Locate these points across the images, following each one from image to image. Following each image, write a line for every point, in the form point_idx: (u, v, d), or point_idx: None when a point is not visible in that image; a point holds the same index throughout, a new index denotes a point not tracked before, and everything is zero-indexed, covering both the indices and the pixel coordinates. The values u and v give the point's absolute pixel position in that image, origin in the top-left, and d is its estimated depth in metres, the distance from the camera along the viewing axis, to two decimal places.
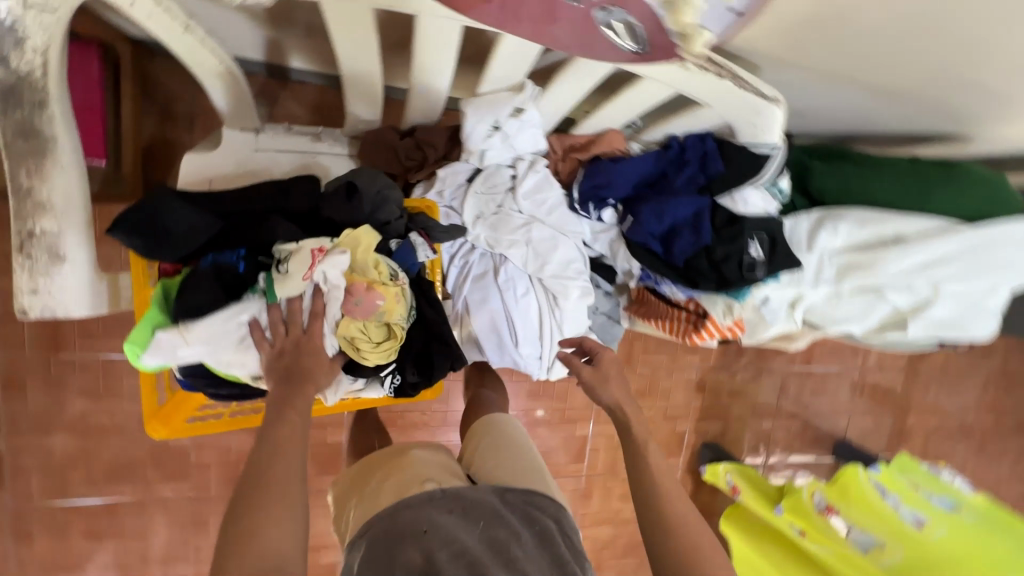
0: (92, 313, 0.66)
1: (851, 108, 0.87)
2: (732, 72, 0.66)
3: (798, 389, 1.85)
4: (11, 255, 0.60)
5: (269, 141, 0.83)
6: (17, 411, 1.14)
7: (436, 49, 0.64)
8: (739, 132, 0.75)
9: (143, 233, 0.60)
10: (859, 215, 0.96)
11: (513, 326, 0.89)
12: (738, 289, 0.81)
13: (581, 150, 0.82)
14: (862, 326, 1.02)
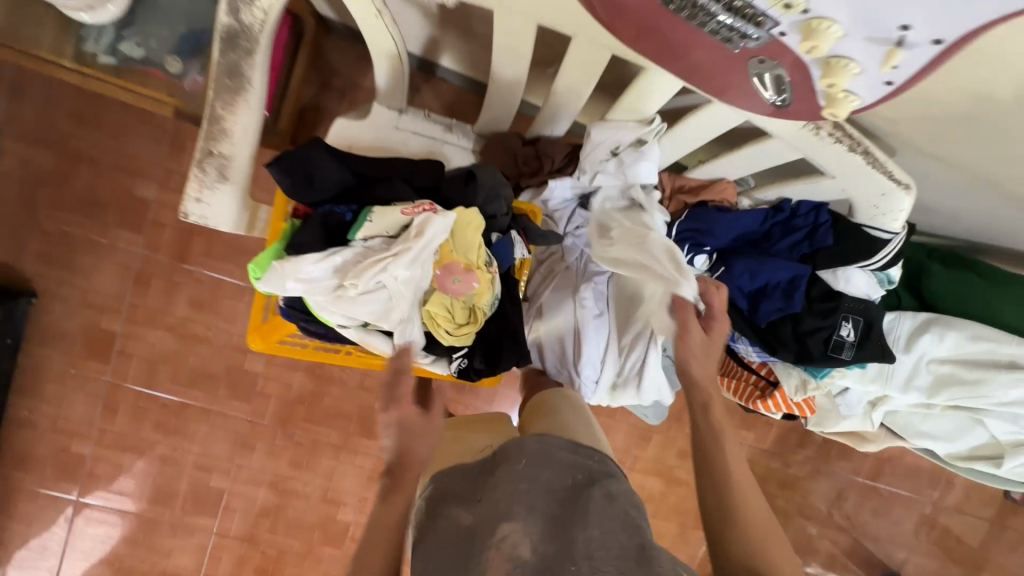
0: (232, 230, 0.77)
1: (990, 216, 0.82)
2: (867, 148, 0.65)
3: (857, 503, 1.69)
4: (190, 166, 0.72)
5: (408, 122, 0.92)
6: (137, 303, 1.32)
7: (580, 72, 0.69)
8: (859, 211, 0.73)
9: (291, 174, 0.69)
10: (975, 329, 0.90)
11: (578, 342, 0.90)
12: (819, 366, 0.80)
13: (690, 193, 0.83)
14: (947, 447, 0.95)
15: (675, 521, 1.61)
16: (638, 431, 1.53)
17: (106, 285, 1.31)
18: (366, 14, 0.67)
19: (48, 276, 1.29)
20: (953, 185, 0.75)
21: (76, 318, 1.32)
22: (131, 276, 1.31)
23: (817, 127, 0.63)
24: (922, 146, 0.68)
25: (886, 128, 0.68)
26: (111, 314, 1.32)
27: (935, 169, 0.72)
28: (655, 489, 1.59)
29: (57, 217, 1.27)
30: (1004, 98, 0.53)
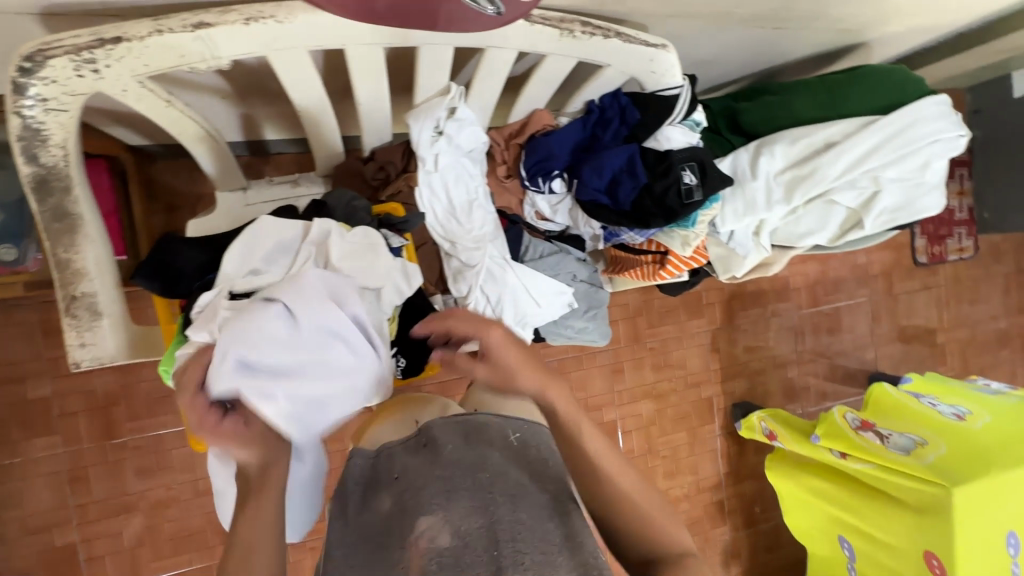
0: (130, 357, 0.77)
1: (748, 42, 0.98)
2: (617, 31, 0.77)
3: (814, 332, 1.86)
4: (60, 319, 0.72)
5: (256, 194, 0.96)
6: (83, 502, 1.24)
7: (370, 76, 0.76)
8: (644, 81, 0.86)
9: (157, 274, 0.71)
10: (790, 134, 1.05)
11: (497, 293, 0.98)
12: (687, 218, 0.90)
13: (519, 135, 0.95)
14: (824, 234, 1.08)
15: (683, 429, 1.70)
16: (609, 367, 1.62)
17: (42, 500, 1.22)
18: (156, 110, 0.71)
19: None
20: (703, 32, 0.90)
21: (26, 550, 1.21)
22: (64, 478, 1.23)
23: (569, 30, 0.75)
24: (659, 12, 0.81)
25: (626, 11, 0.80)
26: (61, 528, 1.23)
27: (682, 24, 0.86)
28: (651, 411, 1.67)
29: None
30: None
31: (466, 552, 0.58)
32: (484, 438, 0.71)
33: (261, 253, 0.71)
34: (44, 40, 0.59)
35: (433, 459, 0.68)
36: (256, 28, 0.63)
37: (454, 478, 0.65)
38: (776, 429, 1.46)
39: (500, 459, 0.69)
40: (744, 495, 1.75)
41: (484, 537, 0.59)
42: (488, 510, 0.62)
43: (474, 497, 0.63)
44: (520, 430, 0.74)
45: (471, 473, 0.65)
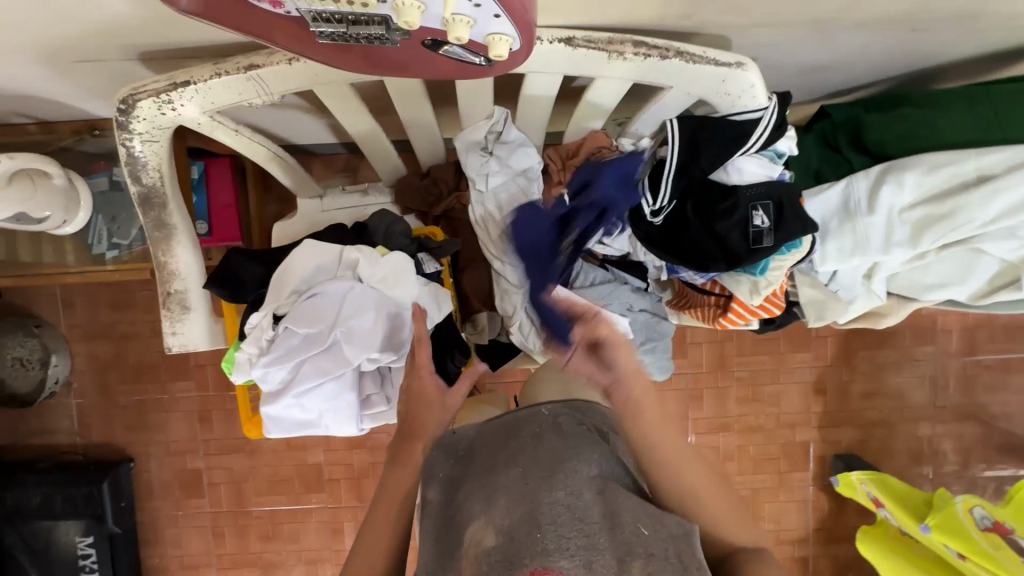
0: (211, 345, 0.91)
1: (873, 47, 0.78)
2: (679, 49, 0.67)
3: (965, 385, 1.51)
4: (160, 310, 0.88)
5: (331, 202, 1.04)
6: (207, 437, 1.52)
7: (412, 103, 0.77)
8: (717, 103, 0.73)
9: (224, 283, 0.82)
10: (928, 159, 0.83)
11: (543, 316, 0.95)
12: (755, 265, 0.78)
13: (575, 155, 0.89)
14: (962, 290, 0.87)
15: (767, 471, 1.52)
16: (685, 392, 1.49)
17: (180, 431, 1.52)
18: (231, 136, 0.79)
19: (138, 441, 1.53)
20: (803, 39, 0.74)
21: (169, 467, 1.53)
22: (195, 416, 1.51)
23: (619, 52, 0.67)
24: (737, 23, 0.68)
25: (694, 24, 0.68)
26: (192, 455, 1.53)
27: (774, 32, 0.71)
28: (731, 445, 1.52)
29: (128, 391, 1.51)
30: None
31: (514, 541, 0.59)
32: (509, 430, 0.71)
33: (302, 276, 0.78)
34: (138, 84, 0.70)
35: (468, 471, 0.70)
36: (298, 66, 0.67)
37: (491, 476, 0.67)
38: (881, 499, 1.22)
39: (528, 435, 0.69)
40: (836, 558, 1.53)
41: (525, 524, 0.59)
42: (528, 495, 0.62)
43: (510, 492, 0.63)
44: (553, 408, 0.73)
45: (500, 469, 0.66)
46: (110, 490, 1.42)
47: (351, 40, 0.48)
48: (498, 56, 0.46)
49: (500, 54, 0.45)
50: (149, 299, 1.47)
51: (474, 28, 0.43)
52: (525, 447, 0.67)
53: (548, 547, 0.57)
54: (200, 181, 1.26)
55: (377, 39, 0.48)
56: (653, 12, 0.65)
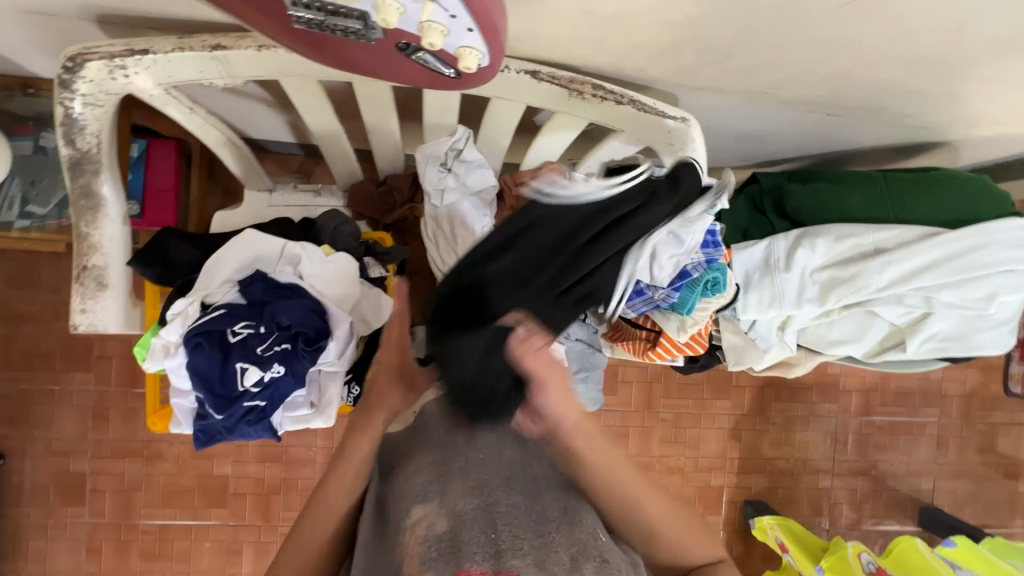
0: (125, 329, 0.84)
1: (797, 124, 0.89)
2: (632, 98, 0.73)
3: (860, 443, 1.65)
4: (71, 285, 0.81)
5: (279, 198, 1.02)
6: (100, 437, 1.38)
7: (377, 109, 0.78)
8: (663, 152, 0.80)
9: (151, 263, 0.77)
10: (836, 229, 0.93)
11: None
12: (682, 304, 0.83)
13: (529, 183, 0.93)
14: (860, 347, 0.96)
15: None
16: (612, 429, 1.53)
17: (68, 428, 1.37)
18: (184, 114, 0.77)
19: (13, 436, 1.35)
20: (739, 107, 0.83)
21: (47, 469, 1.36)
22: (89, 413, 1.37)
23: (579, 91, 0.72)
24: (685, 83, 0.76)
25: (648, 78, 0.75)
26: (78, 456, 1.37)
27: (716, 97, 0.80)
28: None
29: (12, 379, 1.35)
30: (698, 28, 0.61)
31: (463, 530, 0.58)
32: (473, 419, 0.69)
33: (238, 265, 0.75)
34: (89, 44, 0.67)
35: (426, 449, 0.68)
36: (267, 54, 0.67)
37: (449, 457, 0.65)
38: (787, 542, 1.28)
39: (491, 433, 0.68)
40: None
41: (480, 517, 0.59)
42: (485, 491, 0.61)
43: (469, 476, 0.63)
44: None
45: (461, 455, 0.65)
46: None
47: (326, 30, 0.46)
48: (466, 68, 0.47)
49: (468, 67, 0.47)
50: (56, 277, 1.34)
51: (447, 35, 0.44)
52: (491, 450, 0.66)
53: (501, 540, 0.57)
54: (139, 161, 1.20)
55: (352, 33, 0.46)
56: (613, 61, 0.71)
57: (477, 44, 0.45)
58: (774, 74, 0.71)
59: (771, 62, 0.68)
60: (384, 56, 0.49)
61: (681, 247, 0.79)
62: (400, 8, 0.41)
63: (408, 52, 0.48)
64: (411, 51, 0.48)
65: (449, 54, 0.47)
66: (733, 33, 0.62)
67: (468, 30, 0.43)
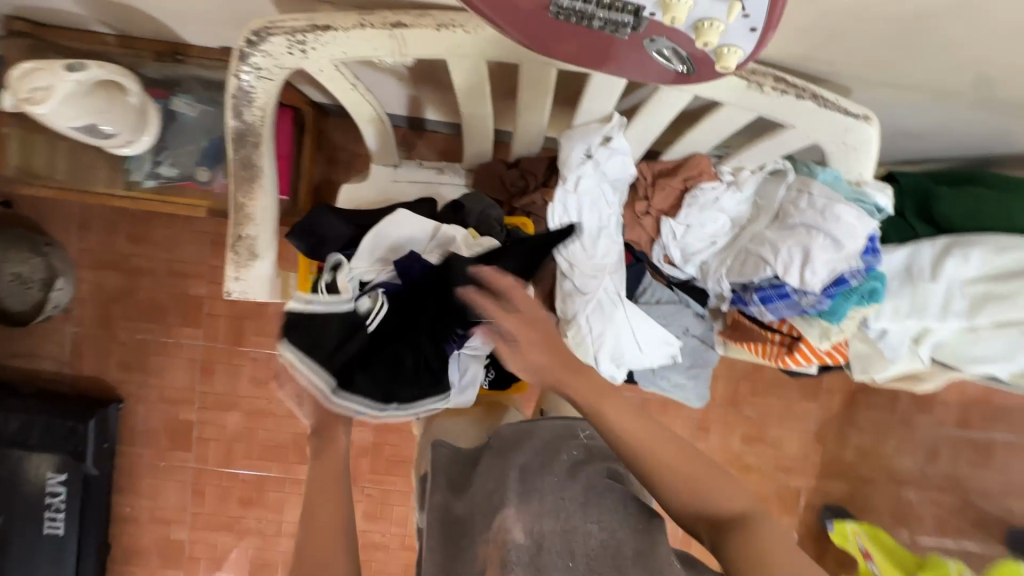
0: (270, 298, 0.88)
1: (971, 125, 0.82)
2: (814, 92, 0.70)
3: (953, 458, 1.58)
4: (226, 251, 0.84)
5: (404, 173, 1.03)
6: (207, 389, 1.46)
7: (536, 91, 0.76)
8: (831, 151, 0.76)
9: (306, 236, 0.79)
10: (995, 241, 0.88)
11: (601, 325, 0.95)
12: (833, 312, 0.80)
13: (669, 174, 0.90)
14: (1007, 367, 0.91)
15: None
16: (693, 422, 1.52)
17: (179, 378, 1.45)
18: (345, 91, 0.78)
19: (130, 381, 1.45)
20: (916, 105, 0.77)
21: (159, 414, 1.46)
22: (197, 366, 1.45)
23: (759, 84, 0.69)
24: (869, 77, 0.71)
25: (830, 71, 0.71)
26: (187, 405, 1.46)
27: (895, 94, 0.75)
28: None
29: (131, 328, 1.44)
30: (921, 19, 0.57)
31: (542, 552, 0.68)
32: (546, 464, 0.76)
33: (392, 243, 0.77)
34: (271, 19, 0.67)
35: (506, 463, 0.76)
36: (447, 35, 0.66)
37: (532, 475, 0.75)
38: (873, 551, 1.25)
39: (568, 462, 0.77)
40: None
41: (555, 546, 0.69)
42: (562, 517, 0.71)
43: (549, 496, 0.72)
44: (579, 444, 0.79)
45: (541, 476, 0.74)
46: (95, 428, 1.35)
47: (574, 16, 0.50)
48: (722, 67, 0.52)
49: (726, 66, 0.51)
50: (173, 236, 1.41)
51: (723, 34, 0.49)
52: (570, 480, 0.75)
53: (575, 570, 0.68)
54: None
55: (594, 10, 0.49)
56: (801, 51, 0.66)
57: (741, 43, 0.50)
58: (979, 71, 0.66)
59: (984, 58, 0.63)
60: (628, 50, 0.54)
61: (838, 253, 0.76)
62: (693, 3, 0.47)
63: (653, 47, 0.53)
64: (654, 47, 0.53)
65: (707, 55, 0.53)
66: (959, 25, 0.57)
67: (749, 29, 0.49)
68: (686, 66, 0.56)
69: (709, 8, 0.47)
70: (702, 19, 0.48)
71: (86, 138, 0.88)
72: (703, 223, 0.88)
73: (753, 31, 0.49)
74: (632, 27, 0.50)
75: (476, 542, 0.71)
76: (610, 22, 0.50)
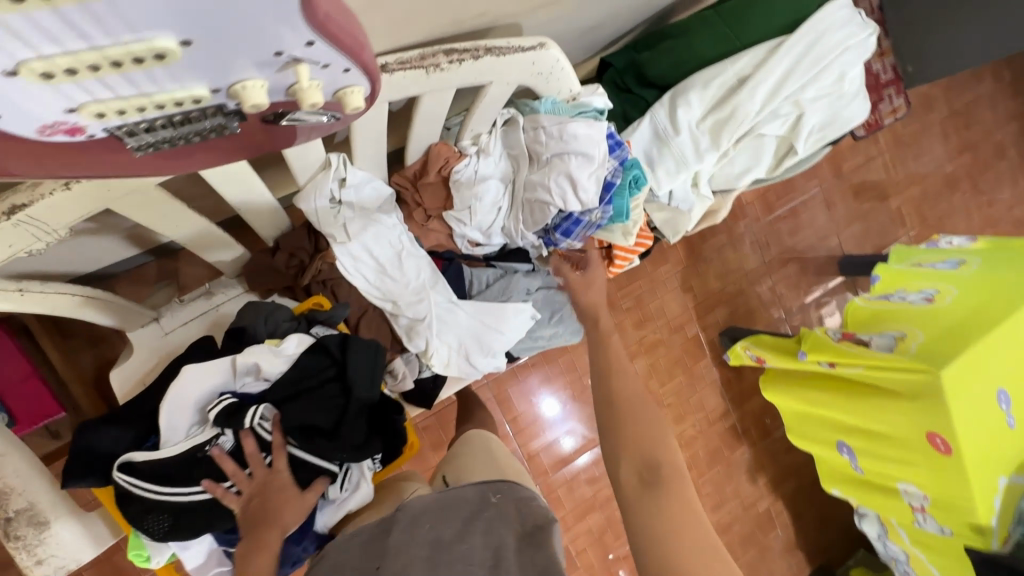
0: (99, 548, 0.72)
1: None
2: (487, 46, 0.69)
3: (777, 237, 1.87)
4: (4, 545, 0.66)
5: (172, 320, 0.88)
6: None
7: (236, 177, 0.68)
8: (535, 84, 0.78)
9: (85, 471, 0.64)
10: (700, 78, 0.99)
11: (457, 334, 0.94)
12: (619, 213, 0.85)
13: (423, 174, 0.87)
14: (761, 168, 1.05)
15: (680, 372, 1.73)
16: None
17: None
18: (15, 300, 0.62)
19: None
20: (578, 8, 0.82)
21: None
22: None
23: (435, 65, 0.67)
24: (524, 8, 0.73)
25: (490, 19, 0.71)
26: None
27: (556, 8, 0.78)
28: (646, 366, 1.69)
29: None
30: None
31: None
32: (456, 535, 0.63)
33: (192, 406, 0.66)
34: None
35: (417, 536, 0.63)
36: (82, 188, 0.54)
37: (444, 550, 0.61)
38: (762, 354, 1.51)
39: (482, 526, 0.64)
40: (752, 412, 1.83)
41: None
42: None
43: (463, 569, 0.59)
44: (500, 492, 0.71)
45: (456, 546, 0.61)
46: None
47: (168, 143, 0.44)
48: (354, 109, 0.45)
49: (355, 108, 0.44)
50: None
51: (325, 88, 0.41)
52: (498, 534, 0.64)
53: None
54: None
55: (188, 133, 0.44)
56: (452, 18, 0.66)
57: (353, 82, 0.42)
58: None
59: None
60: (251, 133, 0.47)
61: (592, 163, 0.80)
62: (255, 83, 0.38)
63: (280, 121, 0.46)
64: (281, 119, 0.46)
65: (336, 102, 0.44)
66: None
67: (343, 72, 0.40)
68: (332, 116, 0.47)
69: (277, 77, 0.39)
70: (290, 85, 0.39)
71: None
72: (479, 198, 0.88)
73: (351, 71, 0.40)
74: (228, 123, 0.43)
75: None
76: (201, 131, 0.44)
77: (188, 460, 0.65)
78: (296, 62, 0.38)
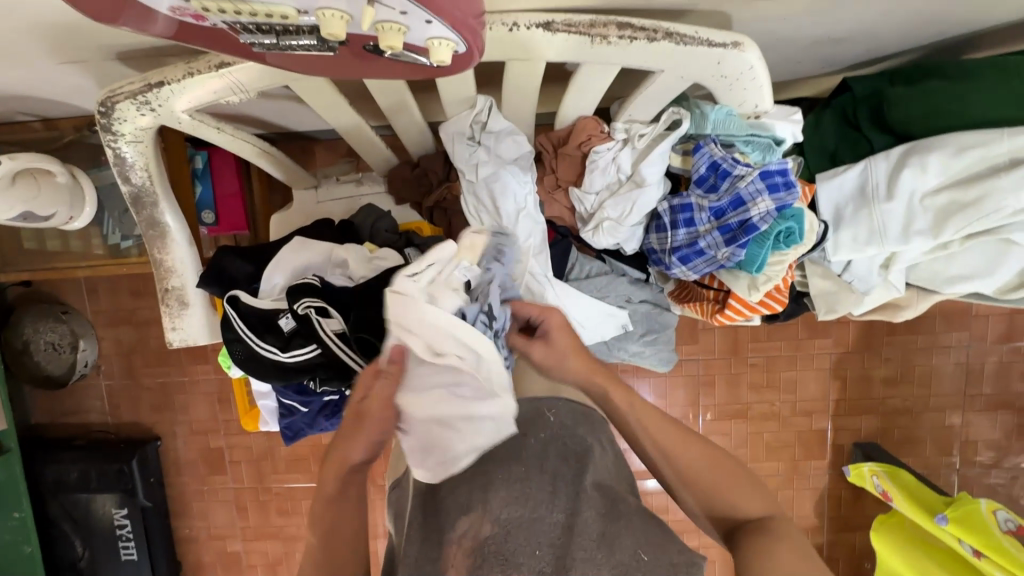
0: (211, 340, 0.93)
1: (892, 17, 0.71)
2: (668, 30, 0.62)
3: (1000, 373, 1.42)
4: (160, 306, 0.90)
5: (326, 193, 1.03)
6: (228, 418, 1.58)
7: (391, 92, 0.74)
8: (714, 88, 0.68)
9: (215, 281, 0.82)
10: (956, 139, 0.76)
11: (541, 308, 0.92)
12: (751, 262, 0.73)
13: (566, 144, 0.84)
14: (991, 281, 0.81)
15: (781, 459, 1.49)
16: (696, 378, 1.46)
17: (202, 412, 1.59)
18: (214, 134, 0.79)
19: (162, 420, 1.60)
20: (814, 12, 0.67)
21: (194, 445, 1.61)
22: (215, 398, 1.57)
23: (603, 36, 0.62)
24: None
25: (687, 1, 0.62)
26: (214, 434, 1.59)
27: (777, 7, 0.65)
28: (744, 431, 1.48)
29: (152, 373, 1.58)
30: None
31: (509, 538, 0.56)
32: (508, 450, 0.64)
33: (289, 272, 0.79)
34: (116, 86, 0.70)
35: (470, 453, 0.65)
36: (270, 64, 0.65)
37: (491, 466, 0.62)
38: (891, 490, 1.21)
39: (535, 444, 0.65)
40: (851, 545, 1.51)
41: (524, 531, 0.56)
42: (529, 500, 0.58)
43: (513, 485, 0.60)
44: (556, 408, 0.70)
45: (505, 464, 0.62)
46: (138, 466, 1.50)
47: (289, 50, 0.50)
48: (439, 62, 0.48)
49: (441, 60, 0.47)
50: None
51: (407, 33, 0.45)
52: (569, 462, 0.62)
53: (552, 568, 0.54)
54: (205, 172, 1.26)
55: (314, 48, 0.50)
56: None
57: (438, 34, 0.46)
58: None
59: None
60: (349, 59, 0.53)
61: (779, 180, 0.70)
62: (346, 16, 0.44)
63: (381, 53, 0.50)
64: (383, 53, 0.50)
65: (421, 47, 0.48)
66: None
67: (416, 17, 0.44)
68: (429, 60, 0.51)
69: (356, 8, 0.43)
70: (381, 21, 0.44)
71: (29, 224, 0.96)
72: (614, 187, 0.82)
73: (427, 21, 0.44)
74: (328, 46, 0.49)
75: (445, 541, 0.58)
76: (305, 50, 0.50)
77: (269, 317, 0.77)
78: (368, 3, 0.42)
